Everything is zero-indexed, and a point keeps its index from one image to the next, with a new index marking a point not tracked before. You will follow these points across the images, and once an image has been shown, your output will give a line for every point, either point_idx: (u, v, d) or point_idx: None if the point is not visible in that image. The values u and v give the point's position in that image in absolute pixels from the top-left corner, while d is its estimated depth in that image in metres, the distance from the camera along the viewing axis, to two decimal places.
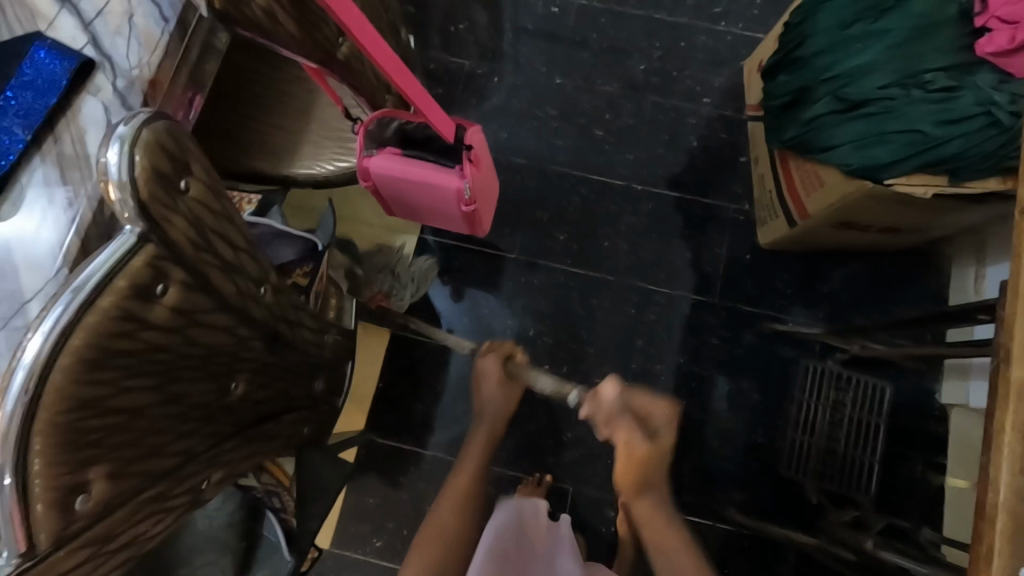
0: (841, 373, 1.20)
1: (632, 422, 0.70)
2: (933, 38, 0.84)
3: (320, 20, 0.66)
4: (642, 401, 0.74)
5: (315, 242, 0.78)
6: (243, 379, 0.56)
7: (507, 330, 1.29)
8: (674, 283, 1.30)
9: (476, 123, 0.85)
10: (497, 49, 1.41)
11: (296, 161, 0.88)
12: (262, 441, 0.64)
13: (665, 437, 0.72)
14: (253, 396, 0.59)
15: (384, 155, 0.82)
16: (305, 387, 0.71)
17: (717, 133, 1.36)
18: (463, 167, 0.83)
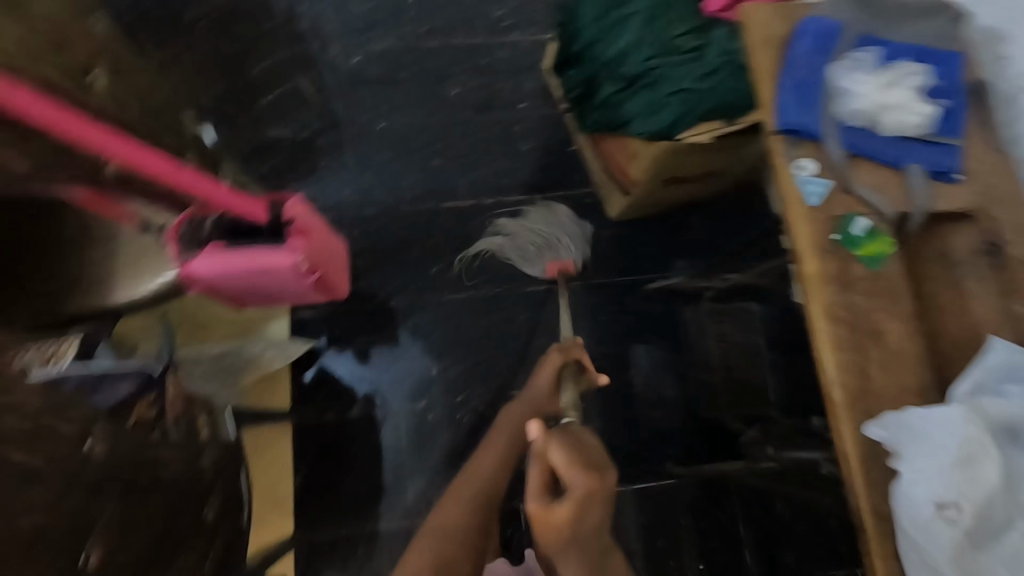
0: (716, 309, 1.33)
1: (539, 480, 0.64)
2: (673, 9, 0.97)
3: (74, 152, 0.70)
4: (560, 458, 0.64)
5: (151, 371, 0.74)
6: (99, 544, 0.56)
7: (412, 376, 1.27)
8: (554, 278, 1.35)
9: (296, 195, 0.84)
10: (313, 111, 1.41)
11: (117, 289, 0.80)
12: None
13: (561, 514, 0.60)
14: (123, 559, 0.57)
15: (206, 254, 0.78)
16: (197, 515, 0.67)
17: (544, 132, 1.44)
18: (291, 242, 0.81)
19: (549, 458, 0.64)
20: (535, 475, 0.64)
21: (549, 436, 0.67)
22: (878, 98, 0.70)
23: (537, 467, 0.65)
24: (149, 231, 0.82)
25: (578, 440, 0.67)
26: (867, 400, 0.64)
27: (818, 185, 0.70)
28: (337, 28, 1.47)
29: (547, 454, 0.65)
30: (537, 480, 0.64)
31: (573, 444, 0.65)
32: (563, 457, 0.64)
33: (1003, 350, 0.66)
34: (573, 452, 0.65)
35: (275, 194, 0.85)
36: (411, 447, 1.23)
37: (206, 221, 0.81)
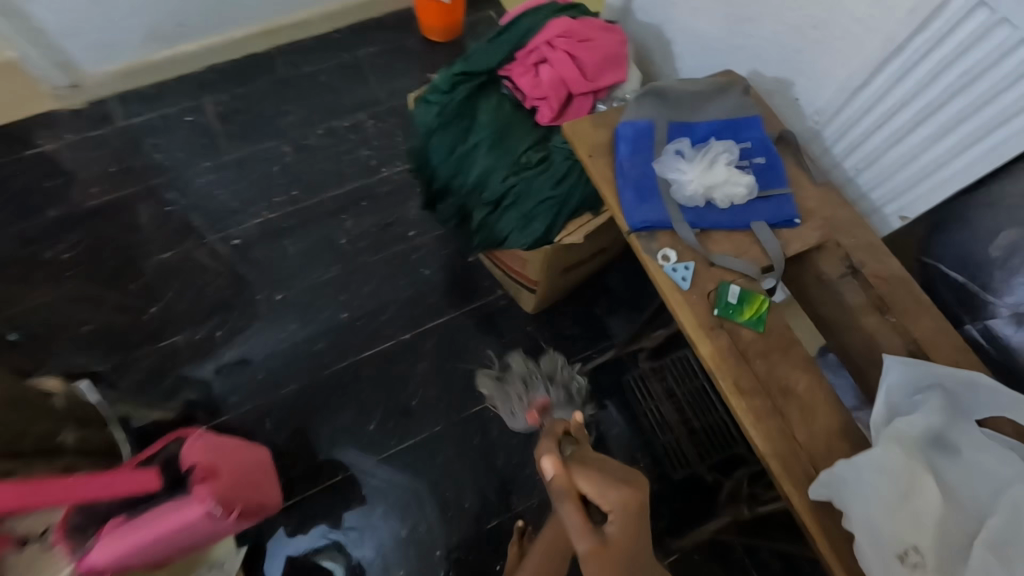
0: (653, 365, 1.30)
1: (576, 519, 0.62)
2: (510, 131, 1.05)
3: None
4: (594, 487, 0.62)
5: None
6: None
7: (381, 548, 1.20)
8: (492, 391, 1.33)
9: (192, 436, 0.82)
10: (207, 306, 1.40)
11: None
12: None
13: (617, 531, 0.61)
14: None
15: (103, 544, 0.70)
16: None
17: (440, 251, 1.47)
18: (198, 493, 0.75)
19: (580, 493, 0.62)
20: (573, 514, 0.62)
21: (561, 467, 0.63)
22: (705, 181, 0.76)
23: (567, 506, 0.62)
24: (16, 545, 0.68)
25: (592, 464, 0.64)
26: (797, 466, 0.64)
27: (684, 269, 0.75)
28: (217, 219, 1.50)
29: (568, 485, 0.62)
30: (574, 517, 0.62)
31: (594, 467, 0.64)
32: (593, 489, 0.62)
33: (894, 363, 0.71)
34: (601, 473, 0.63)
35: (172, 438, 0.84)
36: None
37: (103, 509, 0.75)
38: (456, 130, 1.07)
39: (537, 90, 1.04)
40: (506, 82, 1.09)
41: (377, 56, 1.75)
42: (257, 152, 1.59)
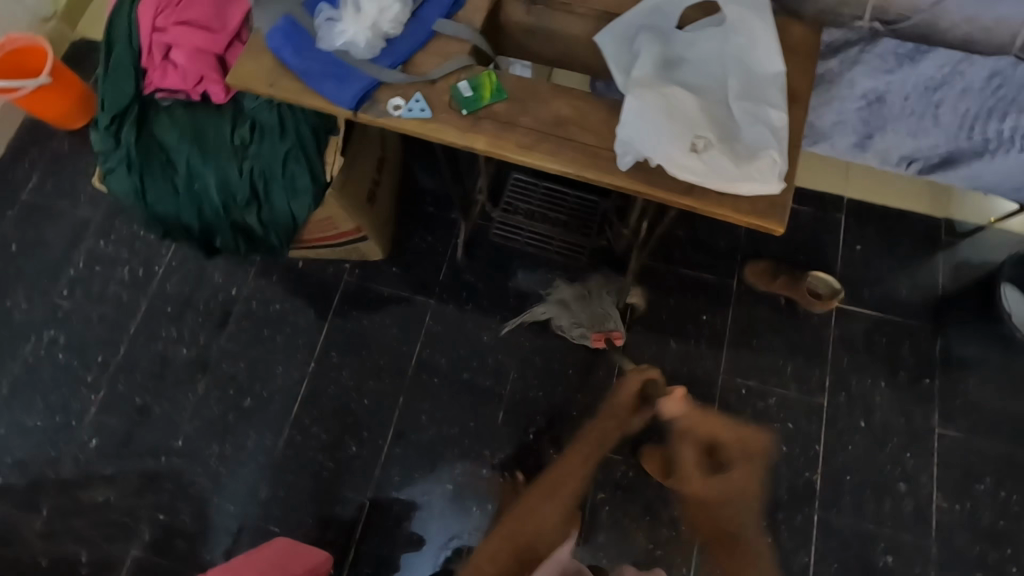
0: (503, 206, 1.39)
1: (739, 450, 1.17)
2: (204, 132, 0.98)
3: None
4: (726, 428, 1.18)
5: None
6: None
7: (446, 504, 1.26)
8: (413, 335, 1.36)
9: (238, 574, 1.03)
10: (126, 509, 1.27)
11: None
12: None
13: (741, 471, 1.14)
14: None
15: None
16: None
17: (270, 281, 1.40)
18: None
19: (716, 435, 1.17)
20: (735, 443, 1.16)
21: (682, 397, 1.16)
22: (364, 27, 0.78)
23: (689, 441, 1.16)
24: None
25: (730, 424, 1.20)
26: (601, 157, 0.74)
27: (417, 102, 0.78)
28: (53, 444, 1.31)
29: (685, 416, 1.17)
30: (694, 456, 1.15)
31: (730, 424, 1.20)
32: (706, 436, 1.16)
33: (606, 37, 0.79)
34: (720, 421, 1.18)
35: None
36: None
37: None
38: (160, 173, 0.98)
39: (188, 78, 0.97)
40: (160, 94, 0.98)
41: (43, 186, 1.52)
42: (27, 360, 1.37)
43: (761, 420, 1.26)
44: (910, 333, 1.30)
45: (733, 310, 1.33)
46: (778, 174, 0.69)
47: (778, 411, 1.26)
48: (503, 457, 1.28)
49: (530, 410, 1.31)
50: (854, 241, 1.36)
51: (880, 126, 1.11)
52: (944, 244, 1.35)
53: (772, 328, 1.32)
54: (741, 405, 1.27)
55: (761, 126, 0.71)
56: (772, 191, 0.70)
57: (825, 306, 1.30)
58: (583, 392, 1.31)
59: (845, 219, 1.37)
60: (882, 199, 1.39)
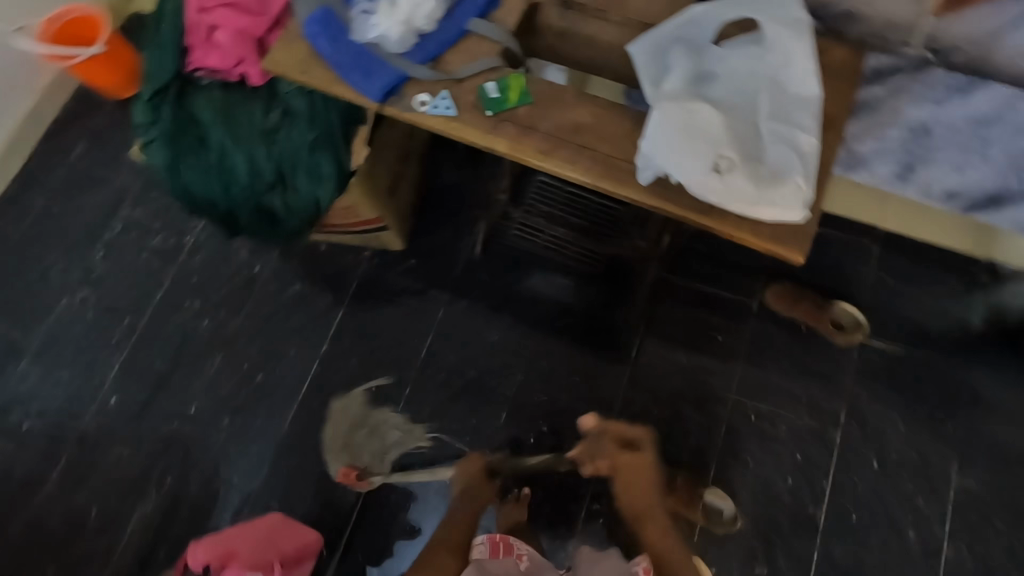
0: None
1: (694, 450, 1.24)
2: (238, 113, 1.01)
3: None
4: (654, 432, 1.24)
5: None
6: None
7: (440, 497, 1.27)
8: (424, 327, 1.37)
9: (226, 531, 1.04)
10: (136, 470, 1.32)
11: None
12: None
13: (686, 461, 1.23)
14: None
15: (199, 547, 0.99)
16: None
17: (292, 262, 1.44)
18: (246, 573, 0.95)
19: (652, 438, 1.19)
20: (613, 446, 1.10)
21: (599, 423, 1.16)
22: (398, 21, 0.78)
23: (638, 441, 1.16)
24: None
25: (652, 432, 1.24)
26: (621, 169, 0.73)
27: (442, 99, 0.78)
28: (75, 400, 1.37)
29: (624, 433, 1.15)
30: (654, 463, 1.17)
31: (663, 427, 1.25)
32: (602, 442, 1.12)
33: (638, 47, 0.77)
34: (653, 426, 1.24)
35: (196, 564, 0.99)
36: None
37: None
38: (193, 149, 1.01)
39: (228, 58, 0.99)
40: (201, 73, 1.02)
41: (88, 152, 1.58)
42: (59, 317, 1.44)
43: (766, 448, 1.23)
44: (934, 374, 1.24)
45: (748, 333, 1.30)
46: (803, 201, 0.67)
47: (785, 440, 1.23)
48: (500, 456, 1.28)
49: (532, 413, 1.30)
50: (884, 273, 1.31)
51: (926, 158, 1.06)
52: (981, 284, 1.28)
53: (787, 355, 1.28)
54: (747, 430, 1.24)
55: (790, 149, 0.68)
56: (795, 219, 0.68)
57: (847, 338, 1.27)
58: (586, 400, 1.30)
59: (876, 250, 1.32)
60: (920, 233, 1.32)
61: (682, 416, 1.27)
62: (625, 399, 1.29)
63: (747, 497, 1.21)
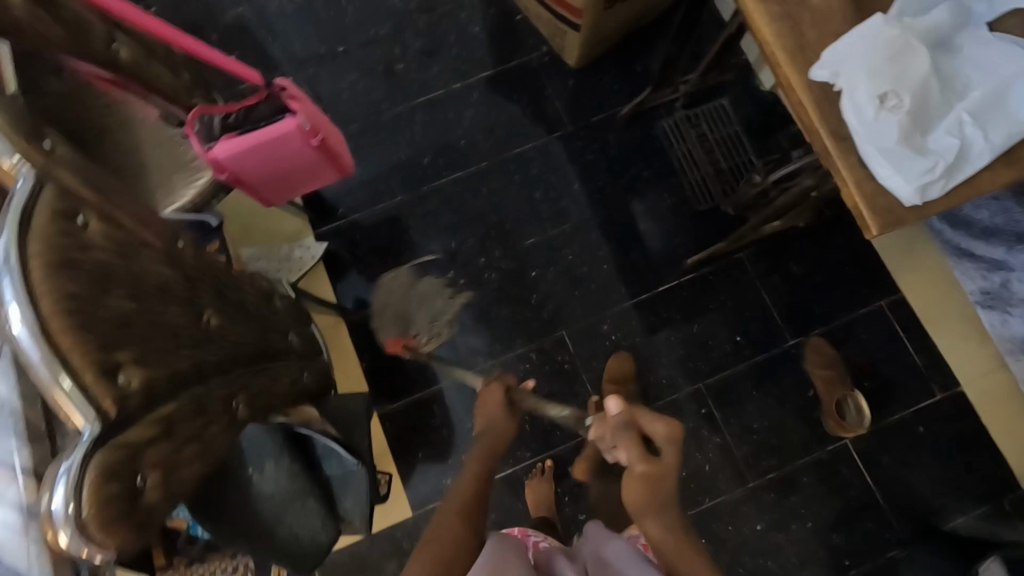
0: (688, 115, 1.37)
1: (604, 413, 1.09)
2: None
3: (89, 27, 0.75)
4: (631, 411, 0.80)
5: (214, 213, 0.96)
6: (242, 399, 0.62)
7: (436, 252, 1.38)
8: (533, 135, 1.43)
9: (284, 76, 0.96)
10: (273, 56, 1.51)
11: (181, 177, 0.94)
12: (253, 388, 0.66)
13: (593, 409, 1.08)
14: (241, 383, 0.64)
15: (297, 111, 0.92)
16: (263, 343, 0.74)
17: (489, 9, 1.51)
18: (311, 139, 0.95)
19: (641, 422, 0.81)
20: (630, 444, 0.76)
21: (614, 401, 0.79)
22: None
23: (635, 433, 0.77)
24: (208, 121, 0.91)
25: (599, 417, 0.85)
26: (807, 49, 0.70)
27: None
28: None
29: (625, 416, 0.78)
30: None
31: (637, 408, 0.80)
32: (627, 428, 0.77)
33: None
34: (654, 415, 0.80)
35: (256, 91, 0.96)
36: (459, 325, 1.33)
37: (176, 115, 0.90)
38: None
39: None
40: None
41: None
42: None
43: (694, 442, 1.24)
44: (879, 522, 1.20)
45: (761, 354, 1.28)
46: (923, 186, 0.65)
47: (715, 450, 1.24)
48: (499, 264, 1.36)
49: (550, 258, 1.36)
50: (922, 419, 1.23)
51: None
52: (996, 502, 1.19)
53: (779, 399, 1.26)
54: (689, 413, 1.26)
55: (955, 140, 0.65)
56: (900, 196, 0.66)
57: (839, 427, 1.19)
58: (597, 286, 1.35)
59: (935, 397, 1.23)
60: (981, 410, 1.22)
61: (650, 361, 1.29)
62: (623, 310, 1.33)
63: None
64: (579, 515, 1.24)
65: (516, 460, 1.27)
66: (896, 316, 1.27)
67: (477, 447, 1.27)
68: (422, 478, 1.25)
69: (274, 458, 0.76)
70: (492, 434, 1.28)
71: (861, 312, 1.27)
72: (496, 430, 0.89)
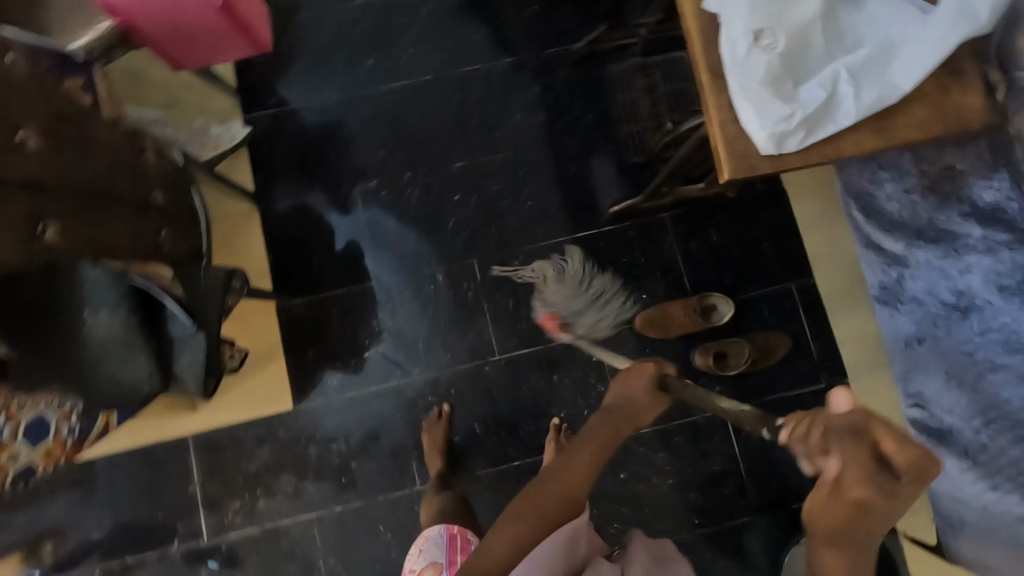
0: (644, 61, 1.32)
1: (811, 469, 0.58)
2: None
3: None
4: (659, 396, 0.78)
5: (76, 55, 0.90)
6: (53, 223, 0.64)
7: (362, 159, 1.33)
8: (482, 56, 1.36)
9: None
10: None
11: (82, 18, 0.91)
12: (81, 217, 0.67)
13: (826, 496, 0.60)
14: (59, 207, 0.65)
15: None
16: (115, 183, 0.73)
17: None
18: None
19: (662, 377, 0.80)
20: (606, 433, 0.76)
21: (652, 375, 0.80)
22: None
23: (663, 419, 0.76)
24: None
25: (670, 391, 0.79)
26: None
27: None
28: None
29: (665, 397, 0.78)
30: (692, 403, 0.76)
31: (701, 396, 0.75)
32: (858, 433, 0.55)
33: None
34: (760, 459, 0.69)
35: None
36: (371, 235, 1.31)
37: None
38: None
39: None
40: None
41: None
42: None
43: (579, 387, 1.27)
44: (735, 490, 1.24)
45: (682, 323, 1.23)
46: (779, 135, 0.65)
47: (595, 399, 1.27)
48: (422, 182, 1.33)
49: (476, 185, 1.32)
50: (801, 402, 1.25)
51: (936, 335, 1.06)
52: None
53: (670, 361, 1.26)
54: (580, 359, 1.28)
55: (822, 94, 0.65)
56: (758, 142, 0.65)
57: (706, 364, 1.22)
58: (517, 221, 1.31)
59: (818, 384, 1.26)
60: (862, 391, 1.24)
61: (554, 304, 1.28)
62: (537, 249, 1.31)
63: (524, 387, 1.27)
64: (451, 437, 1.25)
65: (402, 376, 1.27)
66: (802, 299, 1.29)
67: (366, 356, 1.28)
68: (306, 376, 1.26)
69: (112, 305, 0.76)
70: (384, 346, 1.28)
71: (771, 290, 1.28)
72: (625, 409, 0.78)
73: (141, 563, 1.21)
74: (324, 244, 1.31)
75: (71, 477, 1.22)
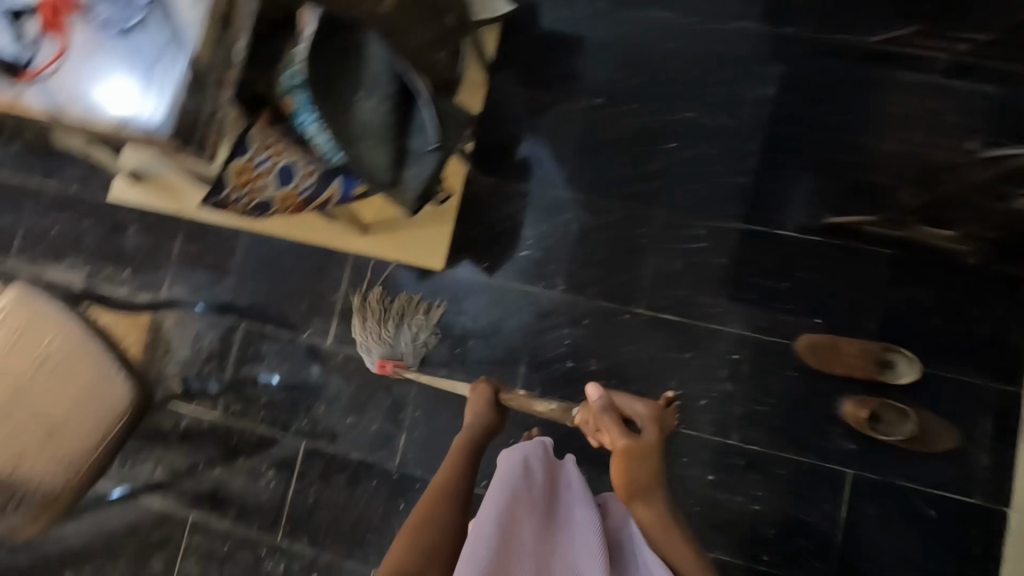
0: (941, 83, 1.19)
1: (616, 422, 0.79)
2: None
3: None
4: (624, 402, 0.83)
5: None
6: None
7: (596, 73, 1.33)
8: (759, 17, 1.28)
9: None
10: None
11: None
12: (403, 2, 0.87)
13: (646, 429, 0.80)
14: None
15: None
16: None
17: None
18: None
19: (617, 400, 0.84)
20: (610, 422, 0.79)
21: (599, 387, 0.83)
22: None
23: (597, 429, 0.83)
24: None
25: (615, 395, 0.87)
26: None
27: None
28: None
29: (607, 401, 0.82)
30: (610, 418, 0.80)
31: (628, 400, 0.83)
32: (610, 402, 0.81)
33: None
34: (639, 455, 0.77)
35: None
36: (574, 147, 1.32)
37: None
38: None
39: None
40: None
41: None
42: None
43: (706, 375, 1.21)
44: (821, 554, 1.14)
45: (849, 367, 1.13)
46: None
47: (718, 395, 1.20)
48: (642, 118, 1.30)
49: (694, 141, 1.28)
50: (939, 505, 1.11)
51: None
52: None
53: (813, 395, 1.16)
54: (720, 352, 1.21)
55: None
56: None
57: (855, 417, 1.11)
58: (718, 193, 1.26)
59: (970, 498, 1.11)
60: (1010, 525, 1.09)
61: (720, 288, 1.23)
62: (729, 228, 1.24)
63: (653, 351, 1.23)
64: (565, 360, 1.26)
65: (544, 285, 1.29)
66: (1000, 408, 1.11)
67: (522, 254, 1.31)
68: (464, 248, 1.34)
69: (381, 96, 0.83)
70: (542, 253, 1.31)
71: (966, 379, 1.12)
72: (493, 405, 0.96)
73: (276, 337, 1.39)
74: (529, 137, 1.34)
75: (257, 243, 1.42)
